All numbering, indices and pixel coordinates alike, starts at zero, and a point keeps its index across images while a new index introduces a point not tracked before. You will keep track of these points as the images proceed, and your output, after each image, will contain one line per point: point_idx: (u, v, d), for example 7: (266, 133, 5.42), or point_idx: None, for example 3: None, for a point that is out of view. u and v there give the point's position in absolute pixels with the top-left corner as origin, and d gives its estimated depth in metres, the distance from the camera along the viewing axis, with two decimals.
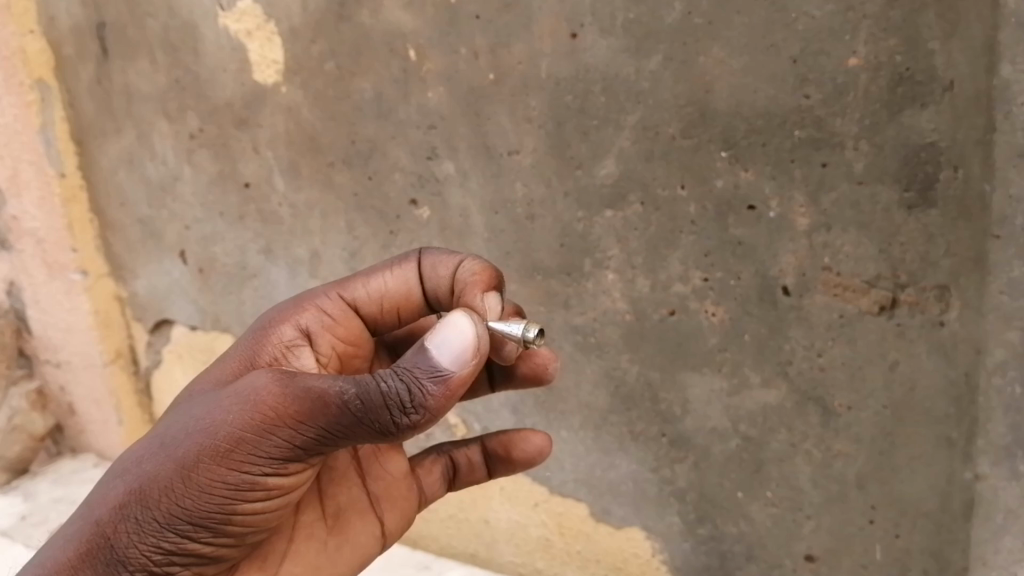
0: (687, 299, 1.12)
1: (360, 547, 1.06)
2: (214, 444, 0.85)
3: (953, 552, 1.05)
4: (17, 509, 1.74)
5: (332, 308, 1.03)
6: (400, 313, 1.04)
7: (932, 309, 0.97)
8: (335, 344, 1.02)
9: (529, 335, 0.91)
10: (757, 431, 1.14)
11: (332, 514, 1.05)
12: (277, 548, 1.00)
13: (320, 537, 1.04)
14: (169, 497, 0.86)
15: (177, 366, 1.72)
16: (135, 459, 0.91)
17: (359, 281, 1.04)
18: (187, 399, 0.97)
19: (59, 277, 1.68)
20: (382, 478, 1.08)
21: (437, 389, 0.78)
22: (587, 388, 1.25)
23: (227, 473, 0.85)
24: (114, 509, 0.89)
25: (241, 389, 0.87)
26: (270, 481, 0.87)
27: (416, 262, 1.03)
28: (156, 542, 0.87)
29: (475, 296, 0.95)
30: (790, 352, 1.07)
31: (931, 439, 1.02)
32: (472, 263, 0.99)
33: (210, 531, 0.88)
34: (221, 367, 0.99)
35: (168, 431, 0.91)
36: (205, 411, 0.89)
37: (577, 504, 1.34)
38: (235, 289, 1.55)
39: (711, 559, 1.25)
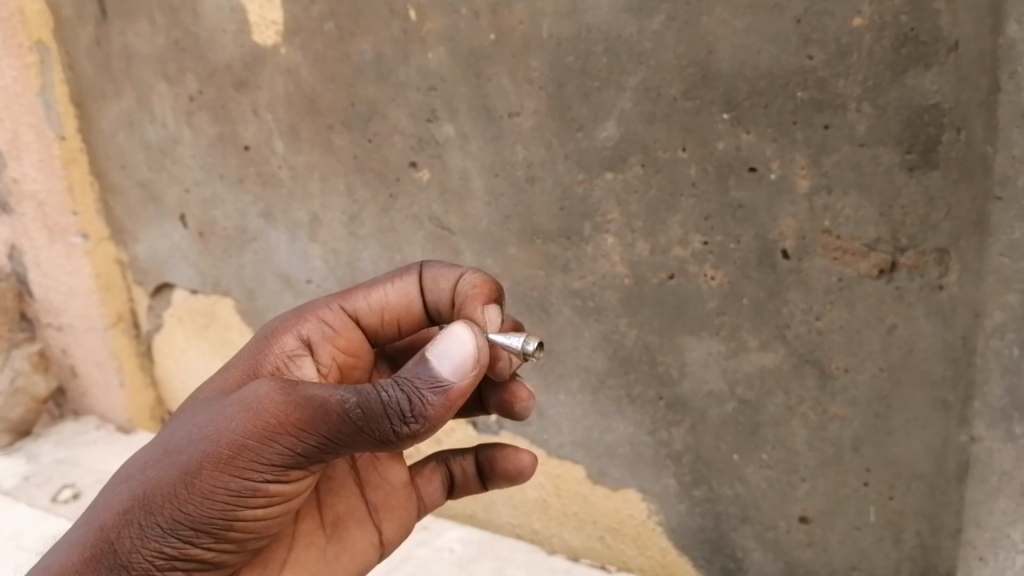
0: (687, 262, 1.12)
1: (359, 556, 1.07)
2: (217, 452, 0.86)
3: (947, 514, 1.06)
4: (20, 470, 1.75)
5: (333, 319, 1.04)
6: (400, 325, 1.04)
7: (931, 272, 0.97)
8: (336, 355, 1.03)
9: (530, 348, 0.91)
10: (755, 394, 1.14)
11: (331, 521, 1.06)
12: (276, 555, 1.02)
13: (320, 545, 1.05)
14: (172, 503, 0.87)
15: (178, 329, 1.72)
16: (140, 466, 0.93)
17: (361, 293, 1.04)
18: (191, 408, 0.98)
19: (60, 240, 1.68)
20: (381, 486, 1.09)
21: (437, 399, 0.79)
22: (585, 351, 1.25)
23: (230, 479, 0.86)
24: (117, 515, 0.90)
25: (245, 397, 0.88)
26: (272, 488, 0.88)
27: (417, 275, 1.03)
28: (159, 547, 0.88)
29: (475, 309, 0.95)
30: (789, 314, 1.07)
31: (927, 402, 1.02)
32: (473, 276, 0.99)
33: (211, 537, 0.89)
34: (223, 377, 1.00)
35: (172, 439, 0.92)
36: (210, 419, 0.90)
37: (574, 466, 1.35)
38: (234, 252, 1.55)
39: (706, 521, 1.26)
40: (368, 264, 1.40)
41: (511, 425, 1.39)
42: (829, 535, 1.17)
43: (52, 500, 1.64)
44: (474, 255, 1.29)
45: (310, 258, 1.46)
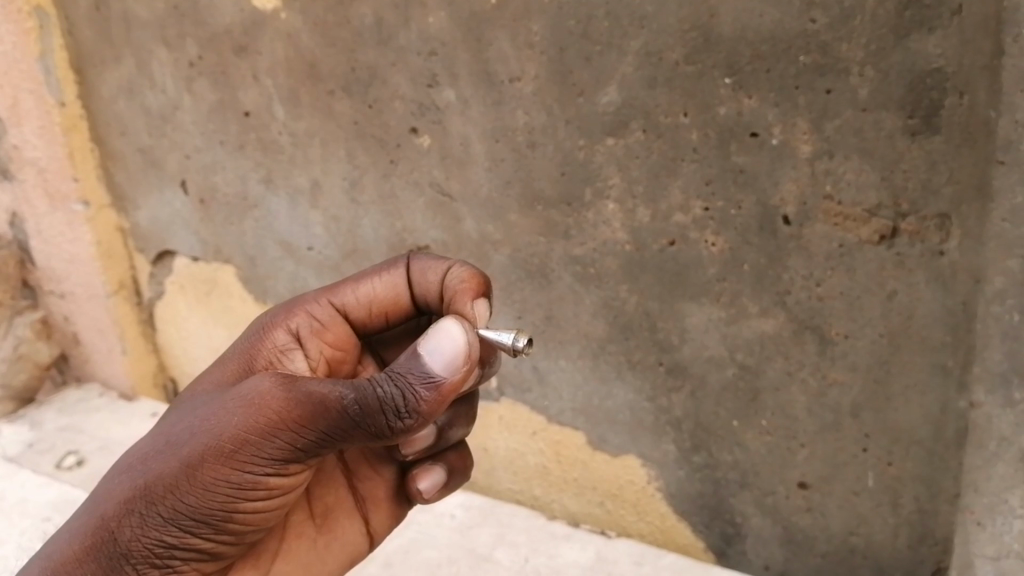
0: (687, 229, 1.12)
1: (347, 545, 1.12)
2: (216, 446, 0.88)
3: (945, 479, 1.07)
4: (25, 436, 1.76)
5: (321, 313, 1.04)
6: (389, 317, 1.05)
7: (932, 238, 0.97)
8: (324, 349, 1.04)
9: (520, 344, 0.91)
10: (754, 360, 1.14)
11: (320, 513, 1.10)
12: (269, 547, 1.06)
13: (310, 535, 1.10)
14: (174, 494, 0.89)
15: (180, 296, 1.73)
16: (140, 456, 0.95)
17: (348, 287, 1.05)
18: (190, 400, 1.00)
19: (61, 207, 1.68)
20: (369, 479, 1.12)
21: (430, 395, 0.81)
22: (586, 318, 1.25)
23: (230, 473, 0.88)
24: (118, 505, 0.92)
25: (244, 391, 0.90)
26: (271, 482, 0.91)
27: (405, 268, 1.03)
28: (160, 536, 0.91)
29: (465, 304, 0.95)
30: (789, 280, 1.07)
31: (928, 367, 1.03)
32: (461, 269, 0.99)
33: (211, 528, 0.92)
34: (220, 371, 1.02)
35: (172, 430, 0.94)
36: (209, 412, 0.92)
37: (574, 432, 1.36)
38: (236, 219, 1.55)
39: (705, 487, 1.26)
40: (369, 231, 1.40)
41: (511, 391, 1.39)
42: (828, 500, 1.17)
43: (56, 468, 1.65)
44: (475, 222, 1.29)
45: (312, 225, 1.46)
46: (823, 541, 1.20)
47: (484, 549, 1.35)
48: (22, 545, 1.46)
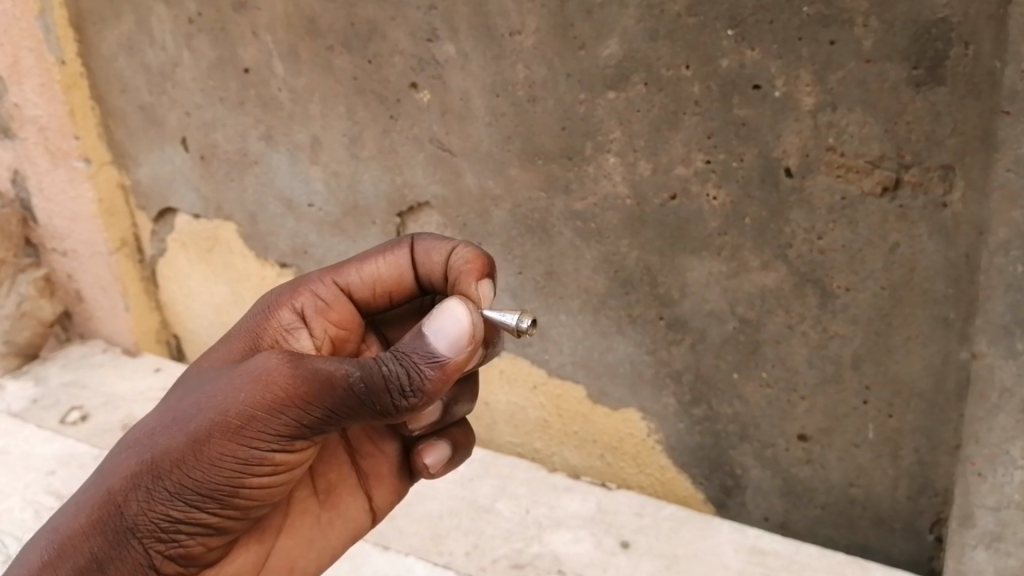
0: (689, 183, 1.11)
1: (351, 521, 1.09)
2: (223, 421, 0.87)
3: (945, 430, 1.09)
4: (29, 392, 1.77)
5: (326, 292, 1.03)
6: (392, 296, 1.03)
7: (935, 190, 0.97)
8: (328, 329, 1.03)
9: (524, 325, 0.91)
10: (755, 313, 1.15)
11: (323, 490, 1.07)
12: (273, 522, 1.04)
13: (314, 511, 1.07)
14: (181, 469, 0.88)
15: (182, 254, 1.73)
16: (147, 431, 0.93)
17: (352, 266, 1.03)
18: (196, 376, 0.99)
19: (62, 165, 1.67)
20: (372, 456, 1.09)
21: (434, 373, 0.81)
22: (587, 273, 1.26)
23: (236, 448, 0.87)
24: (124, 479, 0.90)
25: (251, 368, 0.89)
26: (277, 458, 0.89)
27: (408, 247, 1.01)
28: (166, 510, 0.90)
29: (469, 284, 0.94)
30: (791, 234, 1.07)
31: (928, 319, 1.04)
32: (464, 251, 0.98)
33: (217, 502, 0.91)
34: (225, 349, 1.01)
35: (179, 406, 0.93)
36: (216, 388, 0.90)
37: (575, 386, 1.36)
38: (236, 176, 1.55)
39: (705, 439, 1.28)
40: (370, 187, 1.40)
41: (512, 346, 1.40)
42: (828, 452, 1.19)
43: (61, 423, 1.67)
44: (476, 177, 1.28)
45: (312, 181, 1.46)
46: (823, 492, 1.22)
47: (486, 500, 1.36)
48: (29, 499, 1.49)
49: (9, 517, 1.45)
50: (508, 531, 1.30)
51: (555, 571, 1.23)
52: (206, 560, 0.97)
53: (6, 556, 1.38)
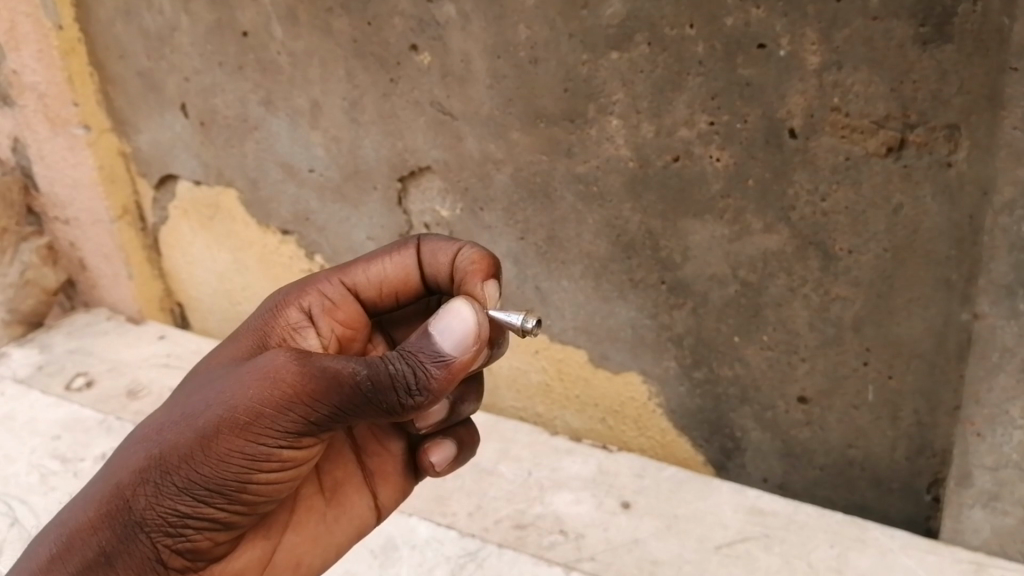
0: (692, 144, 1.10)
1: (357, 518, 1.06)
2: (231, 417, 0.85)
3: (945, 392, 1.09)
4: (34, 358, 1.77)
5: (333, 292, 1.02)
6: (399, 297, 1.03)
7: (940, 150, 0.96)
8: (335, 328, 1.02)
9: (528, 324, 0.91)
10: (757, 276, 1.14)
11: (329, 488, 1.05)
12: (280, 518, 1.01)
13: (320, 508, 1.04)
14: (189, 464, 0.86)
15: (184, 221, 1.72)
16: (155, 426, 0.91)
17: (359, 266, 1.02)
18: (206, 373, 0.97)
19: (62, 132, 1.66)
20: (378, 454, 1.07)
21: (439, 372, 0.81)
22: (588, 238, 1.25)
23: (244, 444, 0.85)
24: (132, 474, 0.89)
25: (259, 364, 0.87)
26: (285, 454, 0.88)
27: (415, 248, 1.00)
28: (174, 505, 0.88)
29: (475, 285, 0.94)
30: (794, 196, 1.06)
31: (931, 281, 1.03)
32: (470, 251, 0.97)
33: (225, 498, 0.89)
34: (234, 346, 1.00)
35: (188, 401, 0.91)
36: (225, 383, 0.88)
37: (577, 350, 1.36)
38: (237, 142, 1.54)
39: (706, 402, 1.28)
40: (370, 152, 1.39)
41: None
42: (828, 414, 1.19)
43: (66, 388, 1.67)
44: (477, 141, 1.27)
45: (312, 146, 1.45)
46: (822, 454, 1.23)
47: (488, 463, 1.37)
48: (34, 464, 1.50)
49: (14, 482, 1.46)
50: (510, 492, 1.31)
51: (556, 530, 1.23)
52: (213, 555, 0.95)
53: (12, 519, 1.39)
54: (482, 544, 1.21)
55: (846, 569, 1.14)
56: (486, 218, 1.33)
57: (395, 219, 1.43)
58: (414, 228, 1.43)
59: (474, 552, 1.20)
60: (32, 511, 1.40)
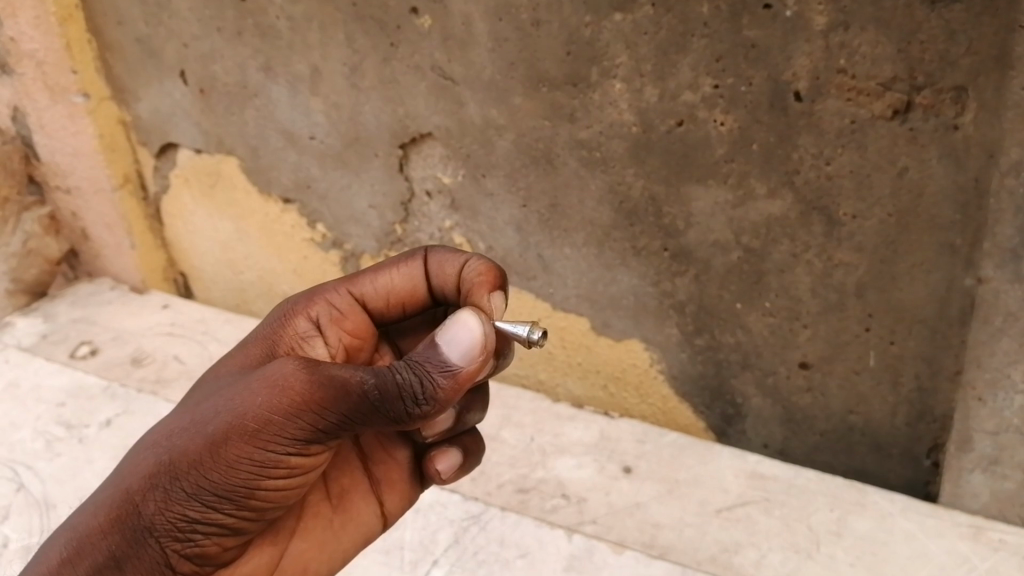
0: (696, 108, 1.09)
1: (363, 525, 1.05)
2: (240, 423, 0.85)
3: (947, 357, 1.09)
4: (37, 327, 1.77)
5: (341, 302, 1.02)
6: (406, 307, 1.03)
7: (946, 113, 0.96)
8: (343, 337, 1.02)
9: (535, 336, 0.91)
10: (760, 242, 1.14)
11: (336, 495, 1.04)
12: (287, 525, 1.00)
13: (326, 515, 1.03)
14: (198, 470, 0.86)
15: (185, 190, 1.72)
16: (165, 433, 0.91)
17: (367, 277, 1.02)
18: (215, 381, 0.97)
19: (61, 100, 1.64)
20: (384, 462, 1.06)
21: (446, 382, 0.81)
22: (591, 205, 1.24)
23: (253, 451, 0.85)
24: (142, 479, 0.89)
25: (268, 373, 0.87)
26: (293, 461, 0.88)
27: (422, 260, 1.00)
28: (183, 510, 0.88)
29: (480, 296, 0.94)
30: (798, 160, 1.06)
31: (934, 246, 1.03)
32: (477, 262, 0.97)
33: (233, 503, 0.89)
34: (243, 355, 1.01)
35: (198, 408, 0.91)
36: (234, 391, 0.89)
37: (578, 318, 1.36)
38: (237, 109, 1.53)
39: (707, 369, 1.28)
40: (371, 118, 1.38)
41: (516, 280, 1.39)
42: (828, 380, 1.19)
43: (70, 356, 1.67)
44: (479, 106, 1.26)
45: (312, 113, 1.44)
46: (823, 420, 1.23)
47: (490, 429, 1.37)
48: (38, 430, 1.50)
49: (19, 448, 1.47)
50: (512, 458, 1.31)
51: (559, 494, 1.24)
52: (221, 560, 0.95)
53: (18, 484, 1.40)
54: (485, 507, 1.22)
55: (845, 533, 1.15)
56: (489, 184, 1.32)
57: (396, 186, 1.43)
58: (415, 195, 1.42)
59: (477, 516, 1.21)
60: (37, 476, 1.41)
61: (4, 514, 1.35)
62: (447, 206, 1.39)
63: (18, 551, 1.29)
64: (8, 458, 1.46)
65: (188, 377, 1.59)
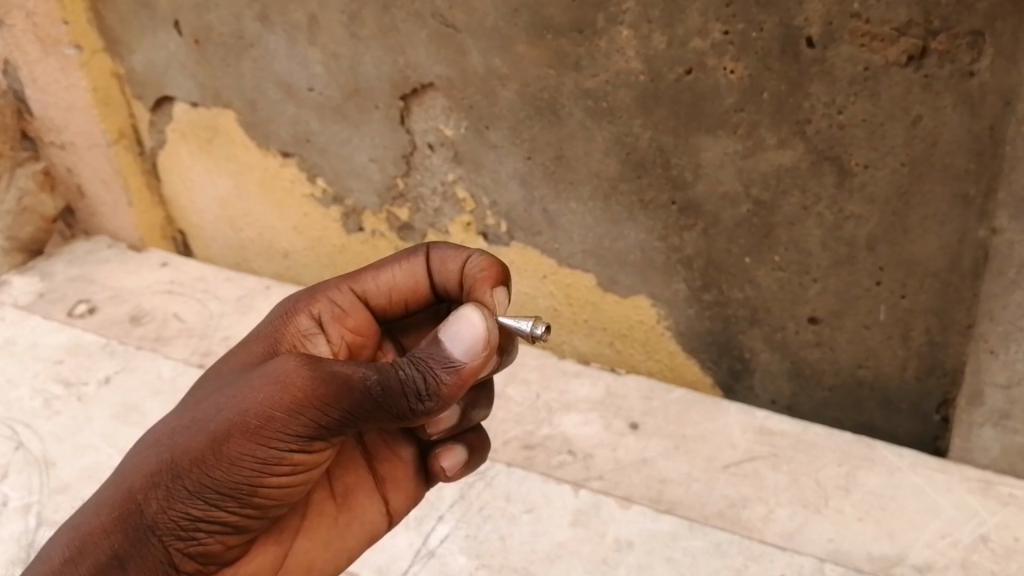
0: (705, 56, 1.06)
1: (369, 523, 1.03)
2: (242, 420, 0.84)
3: (958, 310, 1.07)
4: (34, 286, 1.74)
5: (343, 299, 1.01)
6: (408, 304, 1.01)
7: (962, 58, 0.93)
8: (345, 335, 1.00)
9: (539, 331, 0.89)
10: (770, 194, 1.11)
11: (340, 492, 1.02)
12: (291, 523, 0.98)
13: (331, 513, 1.01)
14: (201, 467, 0.84)
15: (182, 145, 1.69)
16: (166, 431, 0.90)
17: (369, 274, 1.01)
18: (216, 378, 0.96)
19: (53, 52, 1.60)
20: (389, 460, 1.04)
21: (450, 378, 0.80)
22: (597, 156, 1.21)
23: (255, 448, 0.84)
24: (143, 477, 0.87)
25: (270, 370, 0.86)
26: (296, 458, 0.86)
27: (424, 257, 0.99)
28: (186, 508, 0.86)
29: (485, 292, 0.93)
30: (810, 109, 1.03)
31: (947, 197, 1.01)
32: (479, 258, 0.96)
33: (236, 501, 0.87)
34: (244, 352, 0.99)
35: (199, 406, 0.90)
36: (235, 388, 0.87)
37: (585, 274, 1.34)
38: (233, 60, 1.49)
39: (714, 324, 1.26)
40: (371, 69, 1.34)
41: (521, 235, 1.37)
42: (838, 334, 1.18)
43: (68, 315, 1.66)
44: (482, 55, 1.23)
45: (311, 64, 1.40)
46: (832, 374, 1.22)
47: (496, 386, 1.35)
48: (37, 388, 1.49)
49: (18, 406, 1.46)
50: (518, 415, 1.30)
51: (565, 451, 1.23)
52: (225, 559, 0.93)
53: (17, 443, 1.39)
54: (490, 464, 1.21)
55: (854, 487, 1.14)
56: (492, 137, 1.30)
57: (398, 139, 1.40)
58: (417, 148, 1.39)
59: (483, 472, 1.20)
60: (36, 434, 1.40)
61: (4, 472, 1.35)
62: (450, 159, 1.37)
63: (19, 509, 1.28)
64: (7, 416, 1.45)
65: (189, 335, 1.57)
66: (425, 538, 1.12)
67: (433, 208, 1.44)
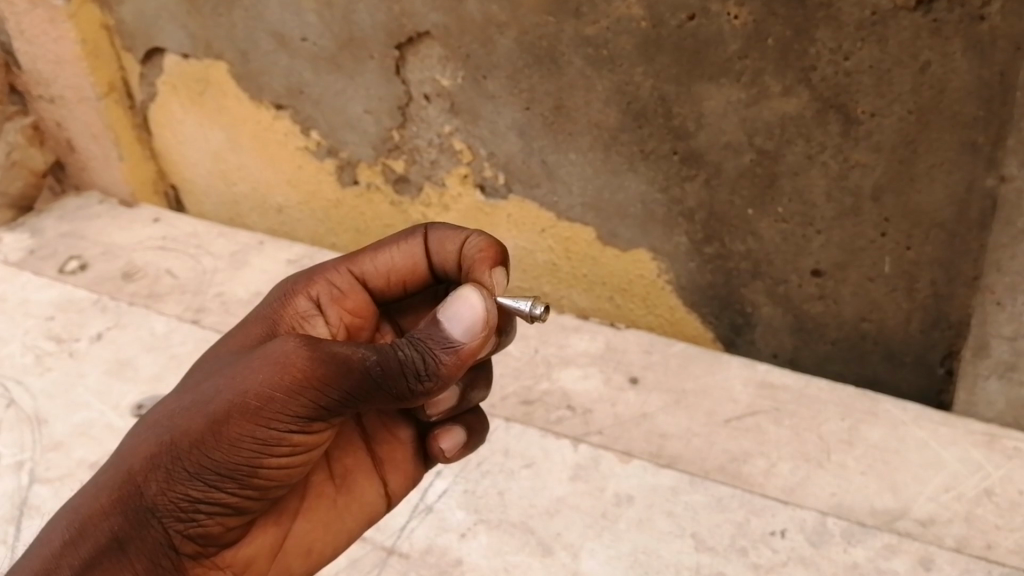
0: (709, 1, 1.03)
1: (368, 505, 1.02)
2: (241, 402, 0.82)
3: (965, 262, 1.06)
4: (25, 243, 1.72)
5: (341, 281, 0.99)
6: (406, 285, 0.99)
7: (973, 2, 0.90)
8: (343, 317, 0.99)
9: (537, 311, 0.88)
10: (773, 144, 1.09)
11: (339, 475, 1.01)
12: (290, 506, 0.97)
13: (330, 495, 1.00)
14: (200, 449, 0.83)
15: (173, 99, 1.65)
16: (166, 412, 0.88)
17: (367, 255, 0.99)
18: (216, 358, 0.94)
19: (40, 4, 1.56)
20: (388, 443, 1.03)
21: (449, 358, 0.80)
22: (597, 106, 1.19)
23: (255, 429, 0.82)
24: (143, 459, 0.85)
25: (268, 350, 0.84)
26: (296, 439, 0.84)
27: (421, 238, 0.96)
28: (186, 490, 0.85)
29: (482, 273, 0.90)
30: (815, 56, 1.00)
31: (955, 145, 0.99)
32: (477, 239, 0.94)
33: (236, 483, 0.85)
34: (242, 333, 0.97)
35: (198, 386, 0.88)
36: (234, 368, 0.85)
37: (584, 228, 1.32)
38: (224, 11, 1.45)
39: (716, 277, 1.25)
40: (365, 17, 1.31)
41: (519, 188, 1.34)
42: (841, 288, 1.16)
43: (59, 271, 1.63)
44: (479, 2, 1.19)
45: (304, 14, 1.36)
46: (834, 328, 1.20)
47: None
48: (29, 344, 1.47)
49: (10, 362, 1.44)
50: (516, 370, 1.29)
51: (564, 407, 1.22)
52: (225, 540, 0.92)
53: (9, 400, 1.38)
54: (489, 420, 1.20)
55: (856, 441, 1.13)
56: (489, 87, 1.27)
57: (393, 90, 1.37)
58: (413, 99, 1.36)
59: None
60: (28, 391, 1.39)
61: None
62: (446, 111, 1.34)
63: (12, 465, 1.27)
64: None
65: (182, 291, 1.55)
66: (422, 493, 1.11)
67: (430, 161, 1.41)
